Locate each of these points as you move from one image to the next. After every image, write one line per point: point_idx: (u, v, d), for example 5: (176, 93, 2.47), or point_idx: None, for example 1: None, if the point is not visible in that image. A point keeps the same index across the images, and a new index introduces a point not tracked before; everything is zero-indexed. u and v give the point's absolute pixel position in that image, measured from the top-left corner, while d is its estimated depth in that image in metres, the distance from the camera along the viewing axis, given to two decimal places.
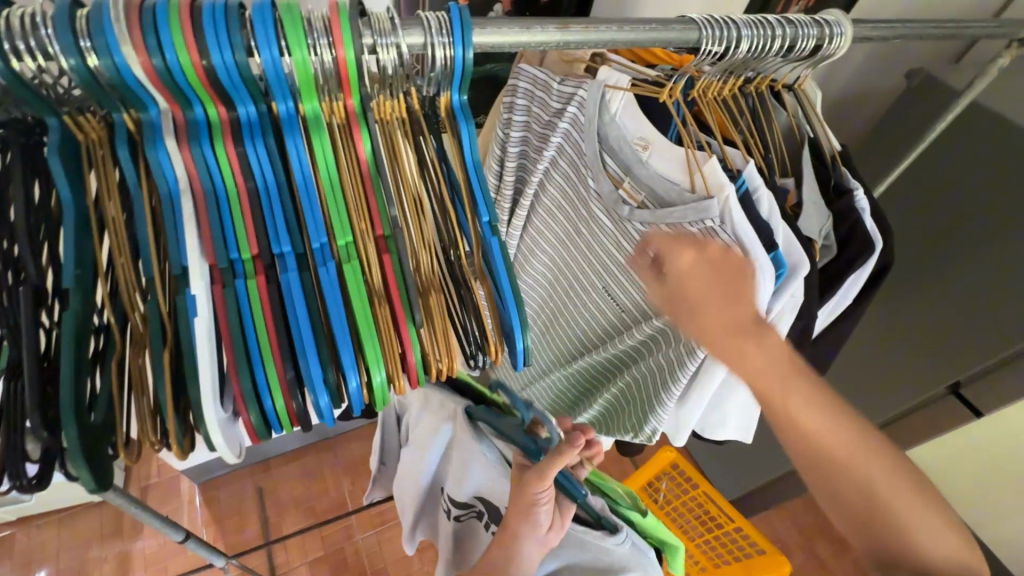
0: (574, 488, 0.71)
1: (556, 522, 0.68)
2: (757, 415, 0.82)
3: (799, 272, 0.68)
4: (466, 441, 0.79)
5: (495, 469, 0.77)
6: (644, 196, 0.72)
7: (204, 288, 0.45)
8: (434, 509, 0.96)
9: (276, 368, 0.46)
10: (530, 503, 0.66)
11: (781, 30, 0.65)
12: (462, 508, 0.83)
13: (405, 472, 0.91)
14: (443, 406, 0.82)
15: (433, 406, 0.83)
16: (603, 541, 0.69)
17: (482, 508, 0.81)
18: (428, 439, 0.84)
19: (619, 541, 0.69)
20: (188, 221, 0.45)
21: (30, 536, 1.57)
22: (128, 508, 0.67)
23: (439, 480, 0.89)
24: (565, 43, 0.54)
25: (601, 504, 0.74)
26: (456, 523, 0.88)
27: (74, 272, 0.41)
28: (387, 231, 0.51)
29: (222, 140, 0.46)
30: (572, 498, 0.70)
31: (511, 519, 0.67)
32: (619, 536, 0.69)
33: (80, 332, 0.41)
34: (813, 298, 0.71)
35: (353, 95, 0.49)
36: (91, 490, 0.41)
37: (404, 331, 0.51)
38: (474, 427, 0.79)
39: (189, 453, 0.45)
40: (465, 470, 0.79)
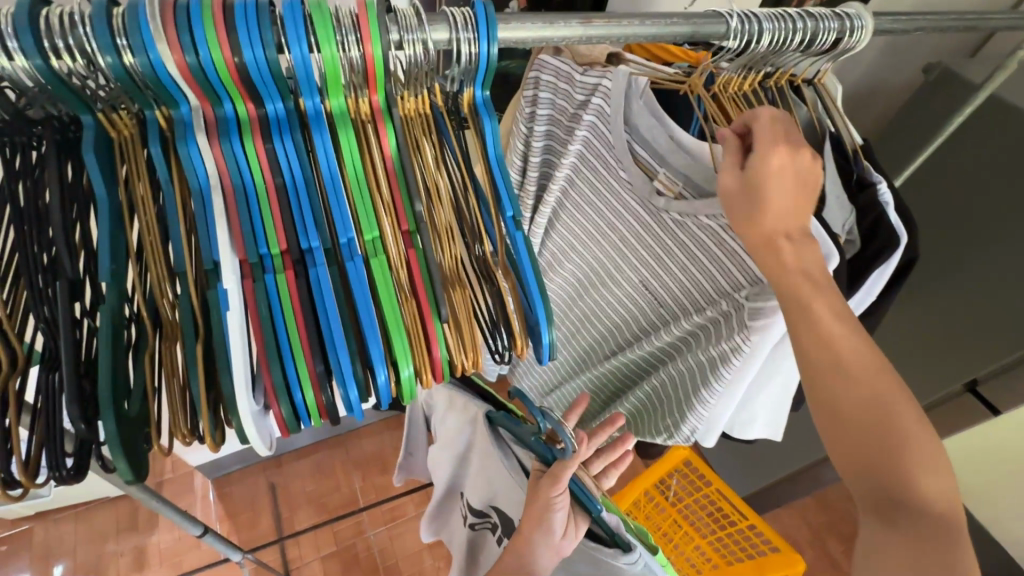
0: (590, 500, 0.70)
1: (570, 532, 0.68)
2: (787, 408, 0.83)
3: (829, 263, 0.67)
4: (487, 444, 0.79)
5: (511, 477, 0.76)
6: (681, 186, 0.71)
7: (236, 282, 0.45)
8: (450, 514, 1.01)
9: (306, 361, 0.46)
10: (547, 506, 0.65)
11: (802, 23, 0.65)
12: (478, 516, 0.88)
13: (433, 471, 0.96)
14: (466, 409, 0.81)
15: (458, 406, 0.82)
16: (616, 559, 0.67)
17: (496, 521, 0.84)
18: (453, 440, 0.86)
19: (632, 560, 0.66)
20: (219, 216, 0.46)
21: (48, 530, 1.59)
22: (147, 499, 0.68)
23: (457, 485, 0.93)
24: (588, 38, 0.54)
25: (618, 519, 0.71)
26: (471, 531, 0.92)
27: (110, 266, 0.42)
28: (413, 227, 0.51)
29: (252, 136, 0.47)
30: (587, 511, 0.70)
31: (525, 526, 0.66)
32: (633, 555, 0.66)
33: (116, 326, 0.42)
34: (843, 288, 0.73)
35: (378, 91, 0.49)
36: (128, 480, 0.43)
37: (430, 325, 0.51)
38: (495, 434, 0.78)
39: (222, 443, 0.46)
40: (485, 476, 0.82)
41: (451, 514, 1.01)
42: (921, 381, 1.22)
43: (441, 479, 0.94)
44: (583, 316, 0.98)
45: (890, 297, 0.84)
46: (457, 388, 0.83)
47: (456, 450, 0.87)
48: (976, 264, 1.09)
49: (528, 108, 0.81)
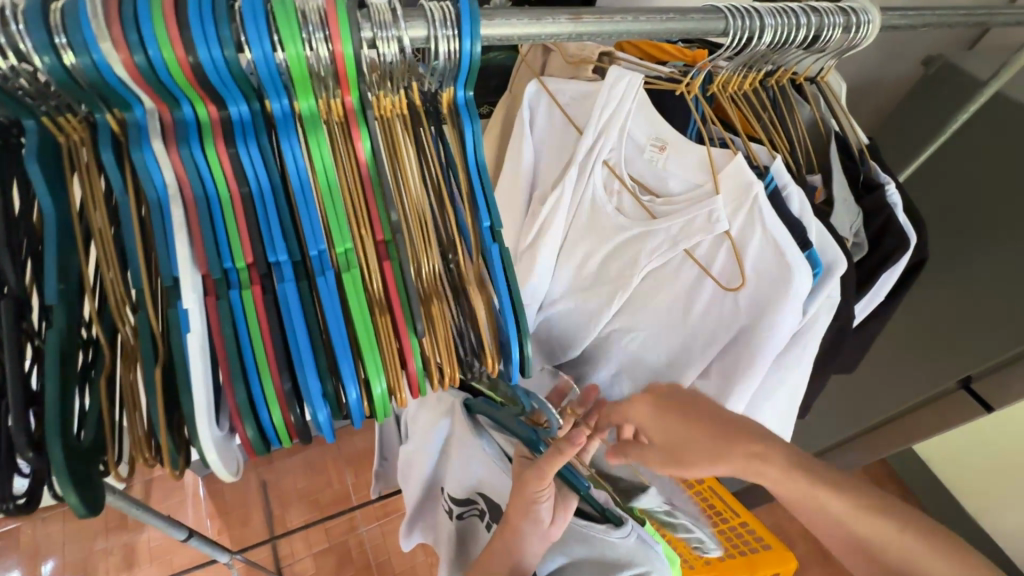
0: (577, 479, 0.69)
1: (559, 515, 0.66)
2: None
3: (834, 272, 0.64)
4: (465, 435, 0.76)
5: (493, 465, 0.74)
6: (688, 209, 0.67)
7: (196, 299, 0.42)
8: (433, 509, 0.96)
9: (273, 380, 0.43)
10: (530, 501, 0.63)
11: (806, 18, 0.62)
12: (463, 505, 0.83)
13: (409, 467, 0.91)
14: (442, 402, 0.79)
15: (434, 402, 0.80)
16: (607, 534, 0.67)
17: (483, 506, 0.80)
18: (428, 433, 0.82)
19: (624, 534, 0.66)
20: (177, 228, 0.43)
21: (35, 528, 1.56)
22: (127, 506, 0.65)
23: (438, 479, 0.89)
24: (577, 36, 0.51)
25: (606, 496, 0.71)
26: (458, 522, 0.86)
27: (58, 286, 0.39)
28: (388, 236, 0.48)
29: (213, 141, 0.43)
30: (576, 490, 0.68)
31: (512, 516, 0.64)
32: (624, 529, 0.66)
33: (66, 348, 0.39)
34: (850, 294, 0.68)
35: (351, 91, 0.46)
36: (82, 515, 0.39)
37: (406, 339, 0.48)
38: (474, 422, 0.75)
39: (185, 470, 0.43)
40: (466, 465, 0.79)
41: (434, 510, 0.96)
42: (916, 381, 1.20)
43: (418, 476, 0.89)
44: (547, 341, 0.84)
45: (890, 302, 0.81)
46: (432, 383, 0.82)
47: (432, 446, 0.83)
48: (976, 264, 1.07)
49: (520, 125, 0.75)
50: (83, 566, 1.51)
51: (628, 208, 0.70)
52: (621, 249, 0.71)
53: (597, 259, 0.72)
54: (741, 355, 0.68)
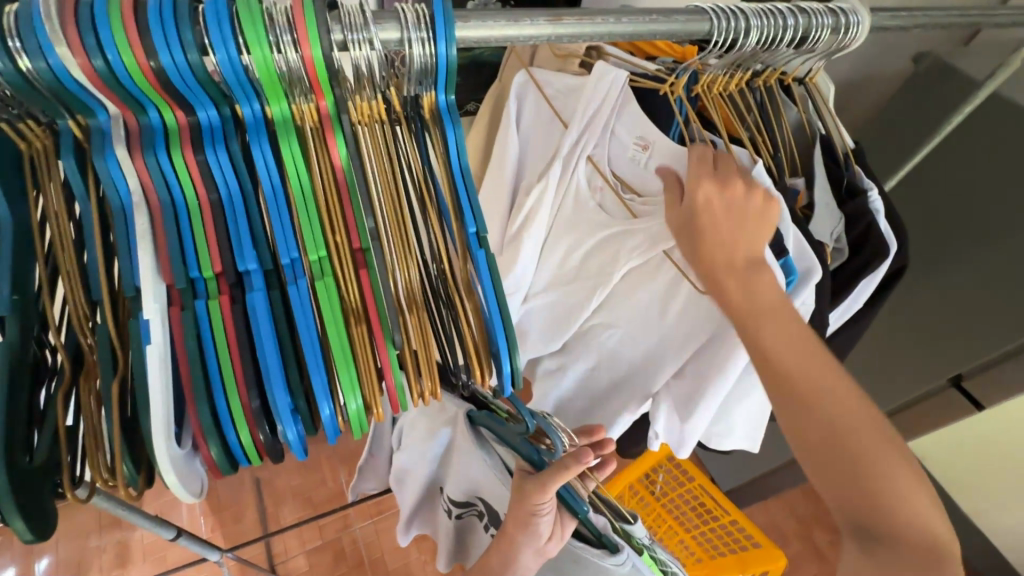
0: (577, 503, 0.67)
1: (556, 534, 0.67)
2: (764, 421, 0.80)
3: (810, 279, 0.65)
4: (467, 445, 0.76)
5: (492, 475, 0.74)
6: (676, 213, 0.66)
7: (159, 311, 0.41)
8: (431, 510, 0.97)
9: (240, 397, 0.42)
10: (531, 515, 0.63)
11: (793, 19, 0.61)
12: (463, 507, 0.83)
13: (404, 472, 0.90)
14: (444, 411, 0.77)
15: (435, 411, 0.78)
16: (602, 560, 0.65)
17: (482, 509, 0.80)
18: (426, 444, 0.82)
19: (619, 562, 0.64)
20: (142, 237, 0.42)
21: None
22: (118, 510, 0.65)
23: (436, 481, 0.88)
24: (556, 38, 0.50)
25: (605, 521, 0.68)
26: (457, 521, 0.87)
27: (10, 297, 0.38)
28: (364, 244, 0.47)
29: (181, 148, 0.42)
30: (574, 514, 0.67)
31: (510, 527, 0.65)
32: (619, 556, 0.64)
33: (17, 364, 0.38)
34: (825, 304, 0.69)
35: (325, 96, 0.44)
36: (28, 539, 0.38)
37: (382, 351, 0.47)
38: (477, 433, 0.75)
39: (145, 490, 0.42)
40: (466, 473, 0.78)
41: (432, 509, 0.97)
42: (907, 381, 1.19)
43: (416, 479, 0.88)
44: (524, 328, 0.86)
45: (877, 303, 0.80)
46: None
47: (430, 454, 0.82)
48: (968, 264, 1.06)
49: (506, 119, 0.73)
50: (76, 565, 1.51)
51: (610, 205, 0.70)
52: (603, 244, 0.71)
53: (580, 253, 0.73)
54: (715, 357, 0.69)
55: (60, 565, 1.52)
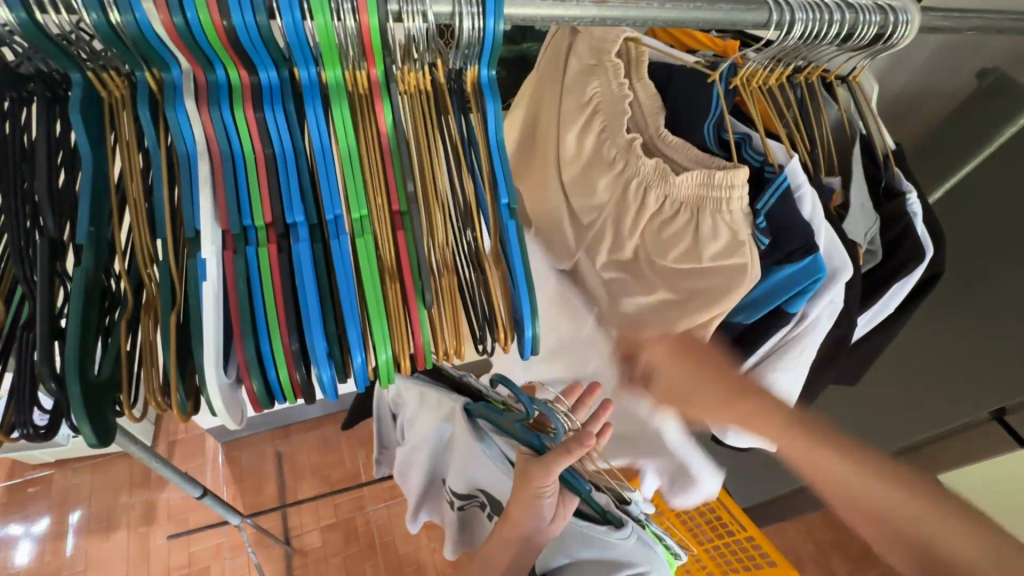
0: (579, 483, 0.72)
1: (559, 514, 0.68)
2: None
3: (839, 277, 0.63)
4: (466, 440, 0.77)
5: (495, 466, 0.74)
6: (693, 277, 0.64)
7: (214, 253, 0.45)
8: (436, 500, 0.97)
9: (281, 338, 0.45)
10: (536, 494, 0.64)
11: (840, 14, 0.61)
12: (464, 499, 0.85)
13: (407, 463, 0.92)
14: (441, 403, 0.79)
15: (431, 402, 0.80)
16: (608, 535, 0.69)
17: (484, 500, 0.83)
18: (428, 437, 0.82)
19: (624, 535, 0.68)
20: (203, 182, 0.45)
21: (67, 478, 1.59)
22: (132, 445, 0.66)
23: (438, 471, 0.89)
24: (601, 19, 0.51)
25: (607, 499, 0.73)
26: (459, 513, 0.89)
27: (88, 229, 0.42)
28: (404, 207, 0.50)
29: (242, 104, 0.45)
30: (576, 492, 0.71)
31: (514, 508, 0.66)
32: (624, 531, 0.68)
33: (90, 288, 0.42)
34: (853, 304, 0.69)
35: (376, 64, 0.47)
36: (92, 445, 0.42)
37: (413, 310, 0.50)
38: (474, 426, 0.75)
39: (194, 415, 0.46)
40: (465, 465, 0.80)
41: (437, 500, 0.97)
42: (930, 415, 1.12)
43: (417, 469, 0.89)
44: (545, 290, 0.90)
45: (907, 311, 0.79)
46: (430, 384, 0.82)
47: (433, 445, 0.84)
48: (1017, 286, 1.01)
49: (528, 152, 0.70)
50: (106, 520, 1.53)
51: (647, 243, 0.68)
52: (642, 283, 0.70)
53: (634, 304, 0.71)
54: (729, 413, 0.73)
55: (92, 518, 1.54)
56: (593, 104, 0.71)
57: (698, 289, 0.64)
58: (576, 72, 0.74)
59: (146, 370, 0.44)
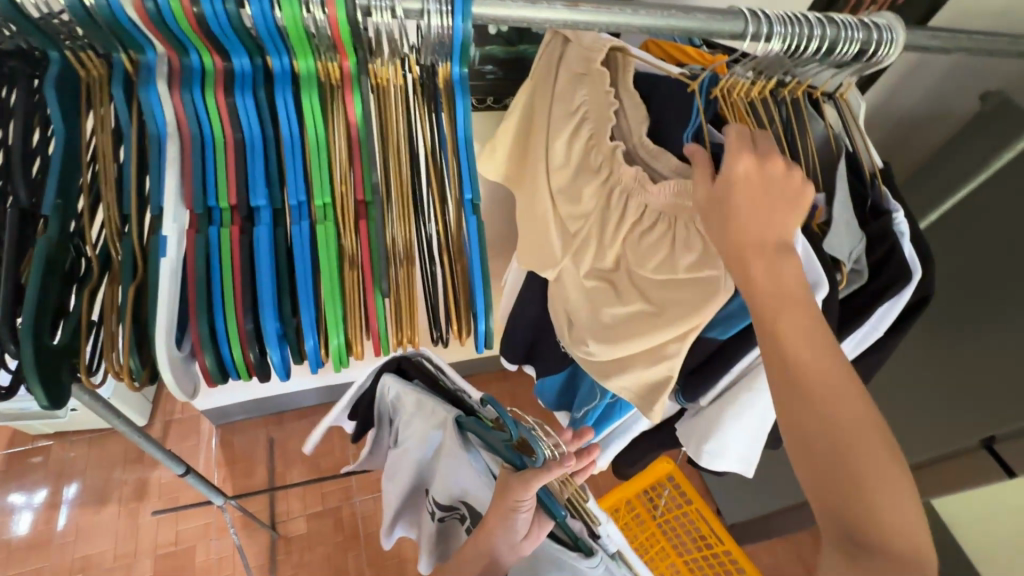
0: (554, 506, 0.69)
1: (532, 533, 0.69)
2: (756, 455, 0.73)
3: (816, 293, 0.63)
4: (454, 450, 0.77)
5: (480, 480, 0.75)
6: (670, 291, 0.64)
7: (176, 231, 0.46)
8: (415, 514, 0.96)
9: (235, 317, 0.47)
10: (512, 509, 0.64)
11: (821, 29, 0.61)
12: (445, 510, 0.84)
13: (391, 473, 0.90)
14: (435, 412, 0.79)
15: (427, 410, 0.80)
16: (577, 562, 0.66)
17: (464, 512, 0.82)
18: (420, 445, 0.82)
19: (592, 565, 0.65)
20: (171, 162, 0.47)
21: (66, 449, 1.55)
22: (110, 417, 0.66)
23: (421, 481, 0.89)
24: (572, 24, 0.52)
25: (581, 526, 0.69)
26: (438, 525, 0.88)
27: (55, 200, 0.44)
28: (368, 197, 0.51)
29: (213, 88, 0.47)
30: (551, 516, 0.69)
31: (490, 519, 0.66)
32: (593, 559, 0.65)
33: (54, 258, 0.44)
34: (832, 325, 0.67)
35: (348, 57, 0.48)
36: (46, 407, 0.45)
37: (371, 298, 0.51)
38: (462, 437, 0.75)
39: (148, 385, 0.48)
40: (451, 476, 0.79)
41: (415, 514, 0.96)
42: (912, 442, 1.08)
43: (402, 478, 0.88)
44: (532, 291, 0.89)
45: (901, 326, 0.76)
46: (427, 391, 0.82)
47: (422, 454, 0.83)
48: None
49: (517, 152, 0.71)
50: (98, 493, 1.50)
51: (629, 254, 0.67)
52: (621, 293, 0.69)
53: (611, 314, 0.69)
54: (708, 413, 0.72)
55: (86, 491, 1.50)
56: (581, 112, 0.70)
57: (673, 300, 0.63)
58: (565, 81, 0.72)
59: (106, 356, 0.46)
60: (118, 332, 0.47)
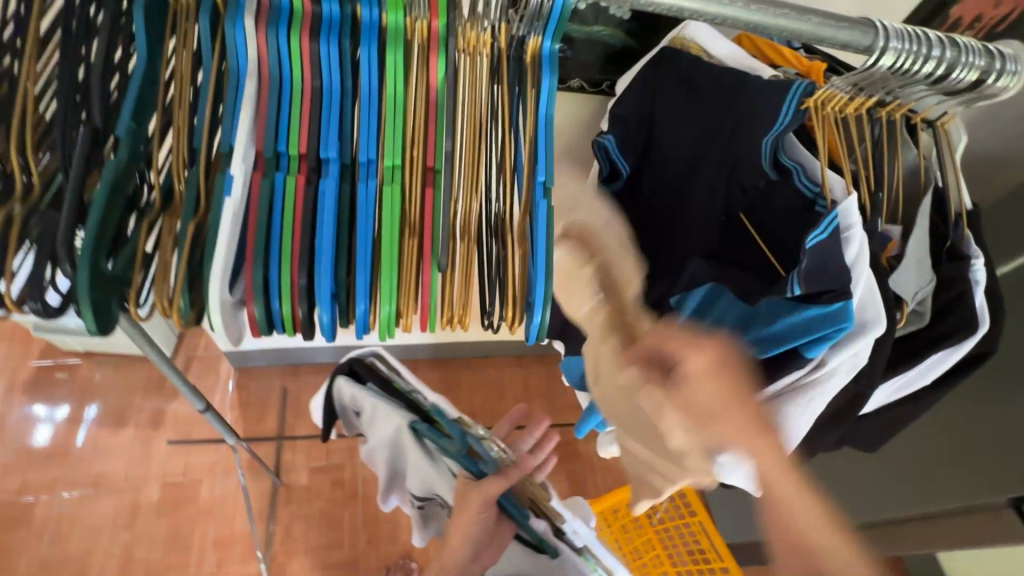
0: (515, 512, 0.71)
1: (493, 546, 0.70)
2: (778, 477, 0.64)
3: (868, 331, 0.57)
4: (416, 455, 0.74)
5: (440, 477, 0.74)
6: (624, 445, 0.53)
7: (244, 172, 0.45)
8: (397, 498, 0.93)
9: (291, 271, 0.46)
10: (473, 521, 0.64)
11: (939, 51, 0.56)
12: (424, 500, 0.82)
13: (368, 460, 0.88)
14: (388, 418, 0.74)
15: (381, 416, 0.75)
16: (546, 561, 0.73)
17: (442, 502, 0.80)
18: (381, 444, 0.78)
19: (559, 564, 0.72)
20: (246, 100, 0.45)
21: (93, 369, 1.54)
22: (143, 347, 0.65)
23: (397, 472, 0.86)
24: (678, 10, 0.48)
25: (545, 526, 0.73)
26: (419, 511, 0.86)
27: (129, 123, 0.43)
28: (438, 165, 0.49)
29: (299, 31, 0.45)
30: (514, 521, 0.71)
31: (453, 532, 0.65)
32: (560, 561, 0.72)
33: (120, 183, 0.43)
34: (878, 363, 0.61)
35: (439, 17, 0.47)
36: (93, 333, 0.43)
37: (427, 270, 0.50)
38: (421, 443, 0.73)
39: (194, 327, 0.47)
40: (420, 473, 0.77)
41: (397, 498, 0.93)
42: None
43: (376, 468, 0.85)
44: None
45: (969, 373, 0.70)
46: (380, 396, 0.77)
47: (387, 452, 0.79)
48: None
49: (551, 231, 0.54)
50: (117, 413, 1.48)
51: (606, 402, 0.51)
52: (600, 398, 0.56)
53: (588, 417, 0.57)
54: None
55: (105, 413, 1.49)
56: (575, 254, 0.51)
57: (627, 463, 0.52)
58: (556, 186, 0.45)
59: (157, 285, 0.45)
60: (172, 267, 0.46)
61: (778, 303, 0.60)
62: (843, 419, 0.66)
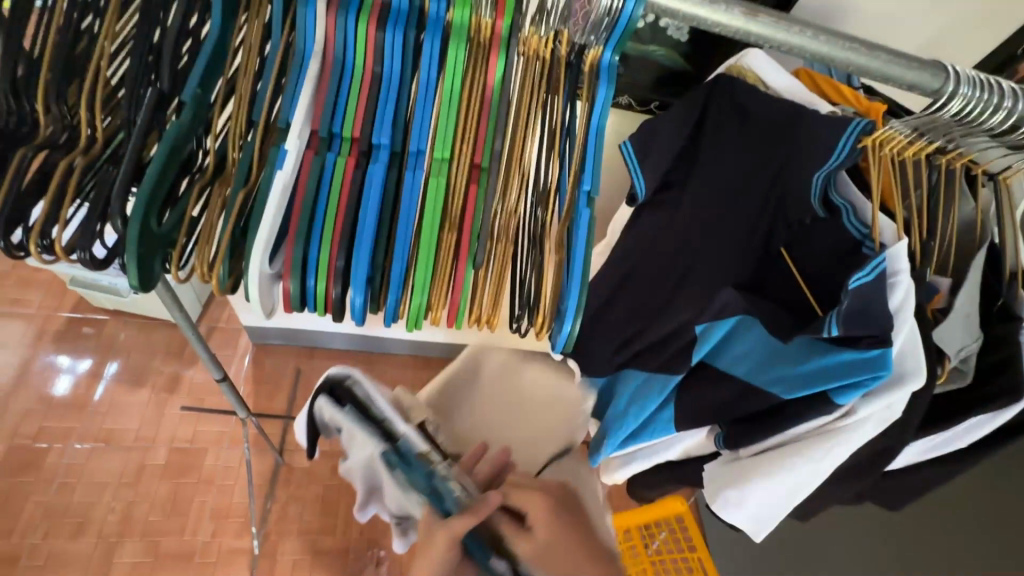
0: None
1: None
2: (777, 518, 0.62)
3: (904, 383, 0.54)
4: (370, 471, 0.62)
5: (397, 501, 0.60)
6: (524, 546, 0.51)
7: (297, 148, 0.46)
8: None
9: (330, 251, 0.46)
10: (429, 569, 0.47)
11: (1010, 103, 0.54)
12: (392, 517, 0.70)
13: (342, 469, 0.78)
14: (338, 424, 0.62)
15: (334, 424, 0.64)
16: None
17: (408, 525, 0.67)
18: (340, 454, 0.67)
19: None
20: (308, 80, 0.46)
21: (115, 327, 1.46)
22: (174, 309, 0.66)
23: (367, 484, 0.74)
24: (745, 33, 0.47)
25: None
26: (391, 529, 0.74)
27: (194, 90, 0.45)
28: (485, 163, 0.50)
29: (367, 18, 0.46)
30: None
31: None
32: None
33: (178, 147, 0.44)
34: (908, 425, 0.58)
35: (504, 17, 0.47)
36: (134, 287, 0.44)
37: (461, 266, 0.50)
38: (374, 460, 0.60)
39: (231, 294, 0.48)
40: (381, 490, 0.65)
41: None
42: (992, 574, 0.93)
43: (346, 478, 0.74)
44: None
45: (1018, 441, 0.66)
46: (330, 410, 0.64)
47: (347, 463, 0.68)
48: None
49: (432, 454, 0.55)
50: (133, 375, 1.40)
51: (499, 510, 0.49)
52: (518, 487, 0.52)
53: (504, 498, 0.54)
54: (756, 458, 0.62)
55: (122, 373, 1.40)
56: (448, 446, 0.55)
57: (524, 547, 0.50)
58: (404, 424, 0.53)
59: (199, 247, 0.46)
60: (216, 233, 0.47)
61: (813, 342, 0.59)
62: (868, 471, 0.63)
